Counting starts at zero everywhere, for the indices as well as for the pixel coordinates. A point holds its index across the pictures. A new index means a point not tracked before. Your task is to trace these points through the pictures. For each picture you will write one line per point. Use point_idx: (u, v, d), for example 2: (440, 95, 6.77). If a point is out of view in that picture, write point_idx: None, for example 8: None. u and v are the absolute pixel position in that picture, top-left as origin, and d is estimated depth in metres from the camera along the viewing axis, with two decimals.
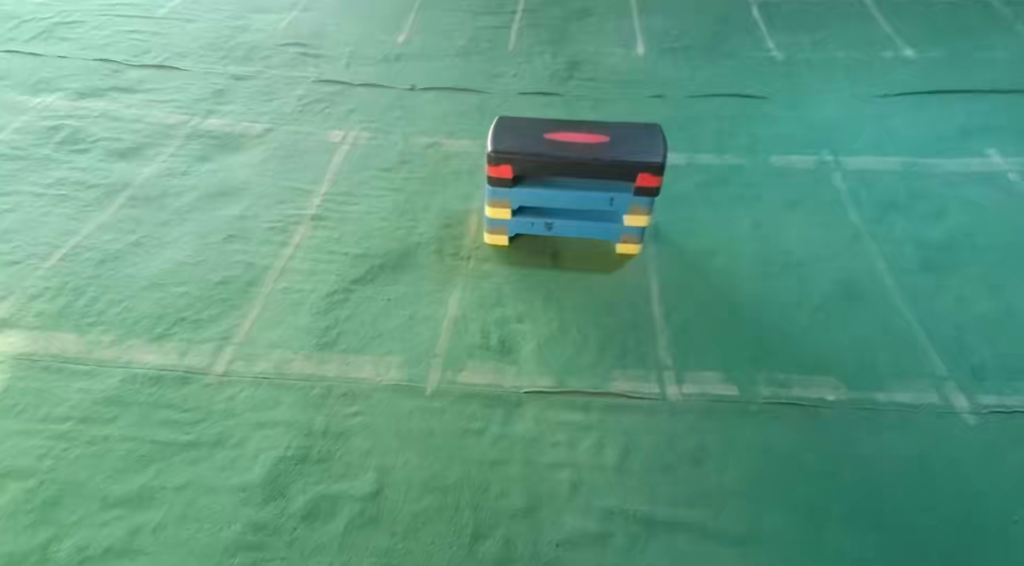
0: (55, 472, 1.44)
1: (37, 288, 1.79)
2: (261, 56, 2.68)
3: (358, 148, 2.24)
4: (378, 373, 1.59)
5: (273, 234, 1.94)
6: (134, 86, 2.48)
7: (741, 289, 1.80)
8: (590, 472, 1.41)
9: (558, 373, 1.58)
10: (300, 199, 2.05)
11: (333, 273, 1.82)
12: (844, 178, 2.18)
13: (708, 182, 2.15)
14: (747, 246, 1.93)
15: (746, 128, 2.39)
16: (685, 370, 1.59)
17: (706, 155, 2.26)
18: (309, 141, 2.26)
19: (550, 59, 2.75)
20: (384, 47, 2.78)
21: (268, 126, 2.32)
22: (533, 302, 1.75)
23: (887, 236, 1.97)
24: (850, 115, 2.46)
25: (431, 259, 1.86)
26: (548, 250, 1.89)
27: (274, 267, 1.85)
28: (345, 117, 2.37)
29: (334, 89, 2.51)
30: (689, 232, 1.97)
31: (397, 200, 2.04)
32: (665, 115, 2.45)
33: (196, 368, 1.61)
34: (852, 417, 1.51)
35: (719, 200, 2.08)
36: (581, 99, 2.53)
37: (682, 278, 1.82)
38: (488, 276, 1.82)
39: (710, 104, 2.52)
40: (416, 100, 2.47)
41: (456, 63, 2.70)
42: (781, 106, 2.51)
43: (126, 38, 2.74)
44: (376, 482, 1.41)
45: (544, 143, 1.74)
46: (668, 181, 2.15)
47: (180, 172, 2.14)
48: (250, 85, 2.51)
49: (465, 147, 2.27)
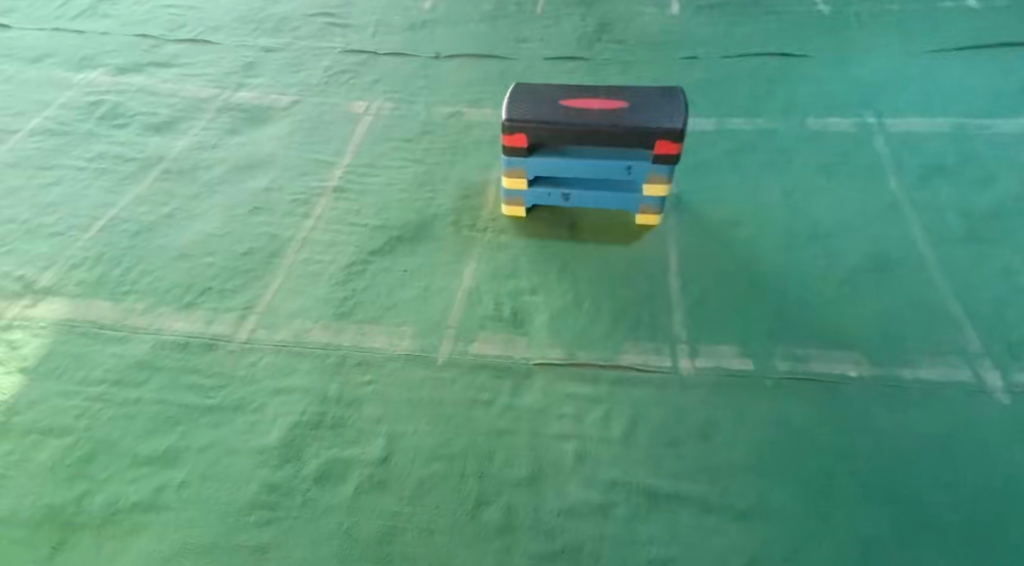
0: (91, 431, 1.44)
1: (78, 257, 1.82)
2: (291, 27, 2.74)
3: (381, 119, 2.29)
4: (391, 343, 1.61)
5: (296, 207, 1.99)
6: (170, 61, 2.55)
7: (763, 261, 1.75)
8: (596, 444, 1.40)
9: (569, 345, 1.58)
10: (323, 170, 2.11)
11: (353, 245, 1.86)
12: (885, 140, 2.07)
13: (737, 148, 2.08)
14: (774, 215, 1.87)
15: (782, 89, 2.29)
16: (699, 343, 1.57)
17: (737, 119, 2.18)
18: (334, 113, 2.32)
19: (578, 21, 2.71)
20: (411, 14, 2.82)
21: (295, 98, 2.39)
22: (548, 274, 1.76)
23: (927, 203, 1.87)
24: (898, 72, 2.32)
25: (447, 231, 1.89)
26: (566, 222, 1.89)
27: (296, 239, 1.89)
28: (370, 87, 2.44)
29: (359, 60, 2.57)
30: (713, 201, 1.92)
31: (418, 172, 2.09)
32: (696, 78, 2.38)
33: (221, 337, 1.62)
34: (873, 393, 1.45)
35: (747, 167, 2.01)
36: (608, 62, 2.49)
37: (701, 250, 1.78)
38: (503, 248, 1.84)
39: (744, 65, 2.42)
40: (440, 68, 2.51)
41: (481, 28, 2.71)
42: (823, 64, 2.39)
43: (164, 13, 2.81)
44: (385, 448, 1.41)
45: (559, 110, 1.69)
46: (695, 147, 2.09)
47: (210, 145, 2.19)
48: (279, 57, 2.58)
49: (487, 116, 2.29)
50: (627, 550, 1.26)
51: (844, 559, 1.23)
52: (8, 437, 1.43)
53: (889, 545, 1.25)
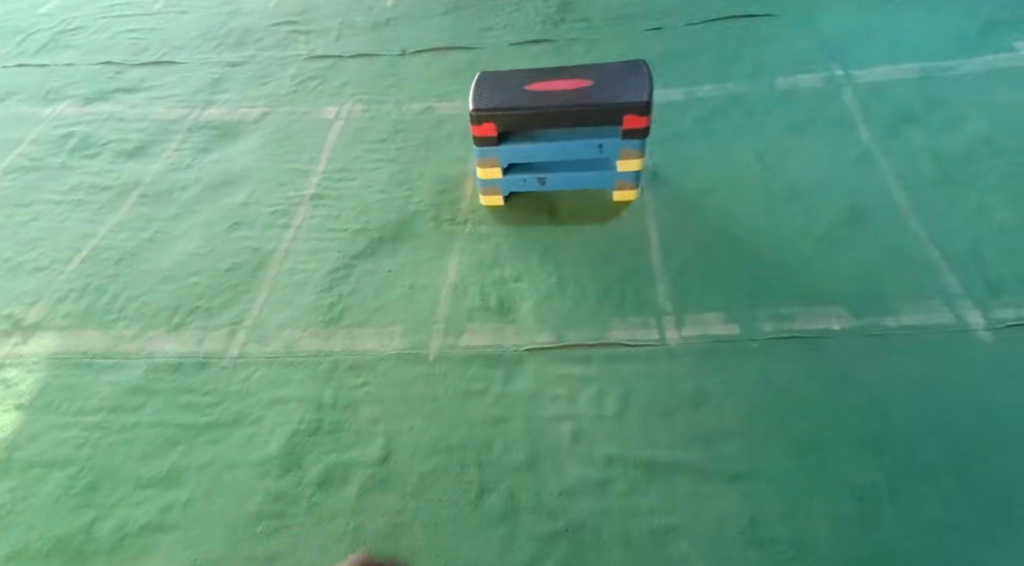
0: (92, 460, 1.45)
1: (63, 290, 1.82)
2: (254, 39, 2.74)
3: (352, 122, 2.30)
4: (382, 344, 1.63)
5: (276, 218, 1.99)
6: (137, 85, 2.55)
7: (742, 226, 1.76)
8: (590, 423, 1.41)
9: (557, 328, 1.60)
10: (299, 179, 2.12)
11: (335, 251, 1.87)
12: (854, 91, 2.07)
13: (708, 115, 2.08)
14: (749, 179, 1.88)
15: (748, 52, 2.30)
16: (684, 313, 1.58)
17: (705, 87, 2.19)
18: (304, 121, 2.33)
19: (540, 4, 2.70)
20: (373, 13, 2.81)
21: (265, 110, 2.40)
22: (531, 260, 1.78)
23: (899, 151, 1.87)
24: (862, 23, 2.32)
25: (428, 227, 1.91)
26: (545, 206, 1.90)
27: (278, 250, 1.89)
28: (338, 91, 2.44)
29: (326, 64, 2.57)
30: (688, 171, 1.93)
31: (394, 171, 2.10)
32: (662, 50, 2.38)
33: (212, 354, 1.63)
34: (857, 345, 1.46)
35: (719, 134, 2.02)
36: (574, 42, 2.49)
37: (679, 221, 1.80)
38: (484, 239, 1.85)
39: (709, 31, 2.42)
40: (407, 65, 2.51)
41: (445, 21, 2.70)
42: (787, 23, 2.39)
43: (125, 38, 2.80)
44: (384, 447, 1.42)
45: (525, 96, 1.68)
46: (665, 119, 2.09)
47: (185, 166, 2.20)
48: (245, 71, 2.58)
49: (457, 108, 2.30)
50: (629, 523, 1.27)
51: (841, 510, 1.25)
52: (11, 474, 1.44)
53: (883, 492, 1.26)
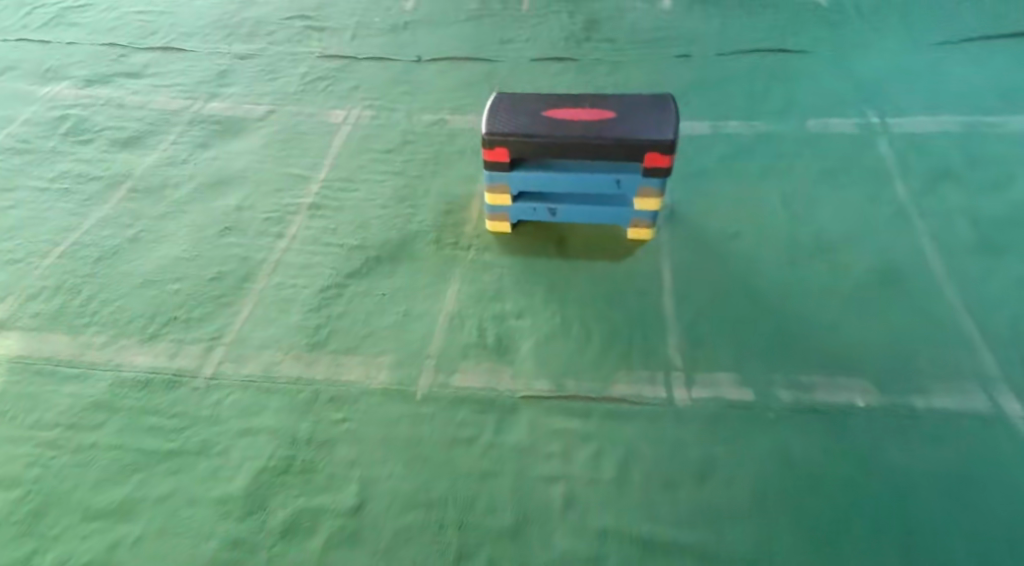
0: (41, 482, 1.34)
1: (35, 287, 1.71)
2: (266, 31, 2.63)
3: (359, 129, 2.19)
4: (367, 376, 1.51)
5: (270, 225, 1.88)
6: (140, 71, 2.44)
7: (762, 278, 1.64)
8: (585, 487, 1.29)
9: (556, 375, 1.48)
10: (299, 186, 2.01)
11: (328, 267, 1.76)
12: (890, 141, 1.95)
13: (733, 154, 1.96)
14: (773, 226, 1.76)
15: (781, 89, 2.18)
16: (696, 371, 1.46)
17: (734, 122, 2.07)
18: (310, 123, 2.22)
19: (566, 20, 2.60)
20: (392, 14, 2.71)
21: (270, 108, 2.29)
22: (534, 295, 1.66)
23: (934, 209, 1.75)
24: (901, 68, 2.20)
25: (429, 250, 1.80)
26: (554, 236, 1.79)
27: (268, 261, 1.78)
28: (347, 94, 2.34)
29: (338, 65, 2.46)
30: (708, 212, 1.81)
31: (398, 185, 1.99)
32: (689, 79, 2.26)
33: (185, 372, 1.52)
34: (883, 426, 1.34)
35: (744, 175, 1.90)
36: (598, 63, 2.38)
37: (696, 268, 1.68)
38: (487, 268, 1.74)
39: (741, 63, 2.30)
40: (422, 74, 2.41)
41: (466, 29, 2.60)
42: (822, 61, 2.27)
43: (134, 20, 2.69)
44: (358, 495, 1.31)
45: (542, 122, 1.56)
46: (689, 155, 1.97)
47: (180, 161, 2.09)
48: (253, 64, 2.48)
49: (470, 123, 2.19)
50: None
51: None
52: None
53: None
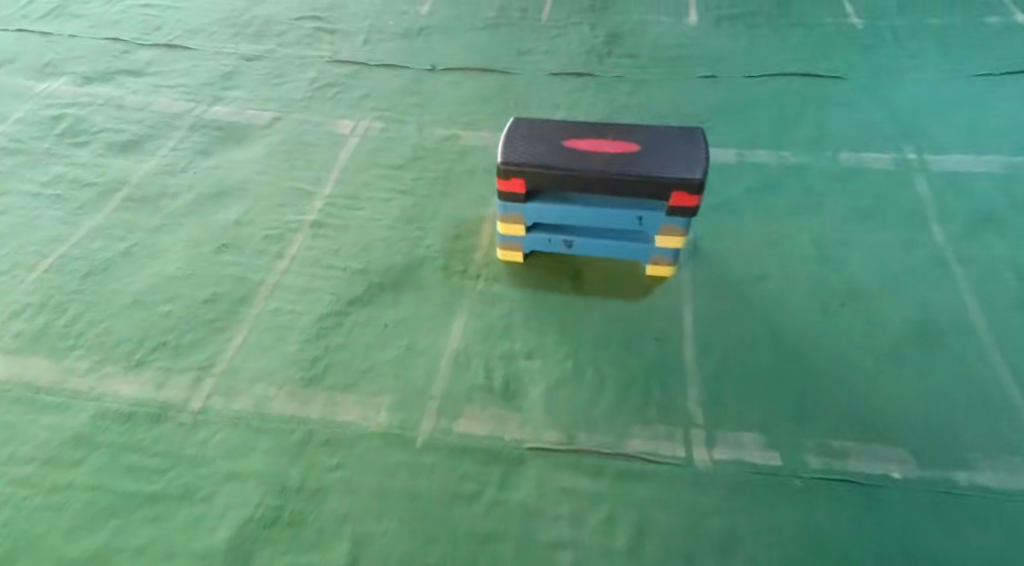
0: (11, 526, 1.25)
1: (19, 303, 1.62)
2: (275, 31, 2.54)
3: (367, 142, 2.10)
4: (365, 417, 1.41)
5: (269, 244, 1.79)
6: (142, 69, 2.34)
7: (790, 327, 1.54)
8: (595, 557, 1.20)
9: (567, 426, 1.39)
10: (301, 201, 1.91)
11: (329, 293, 1.67)
12: (928, 180, 1.84)
13: (761, 186, 1.86)
14: (803, 270, 1.66)
15: (812, 117, 2.07)
16: (717, 429, 1.37)
17: (761, 151, 1.96)
18: (317, 133, 2.13)
19: (587, 33, 2.50)
20: (406, 19, 2.61)
21: (275, 115, 2.19)
22: (546, 334, 1.57)
23: (977, 258, 1.65)
24: (940, 99, 2.09)
25: (436, 277, 1.70)
26: (569, 269, 1.69)
27: (265, 283, 1.69)
28: (357, 103, 2.24)
29: (349, 71, 2.37)
30: (733, 251, 1.71)
31: (406, 205, 1.89)
32: (714, 102, 2.16)
33: (171, 405, 1.43)
34: (921, 501, 1.25)
35: (772, 211, 1.80)
36: (618, 80, 2.28)
37: (721, 313, 1.58)
38: (497, 301, 1.64)
39: (770, 86, 2.19)
40: (435, 84, 2.31)
41: (482, 38, 2.50)
42: (856, 88, 2.16)
43: (139, 14, 2.59)
44: (350, 554, 1.22)
45: (563, 152, 1.47)
46: (714, 185, 1.87)
47: (179, 169, 1.99)
48: (260, 67, 2.38)
49: (484, 141, 2.10)
50: None
51: None
52: None
53: None
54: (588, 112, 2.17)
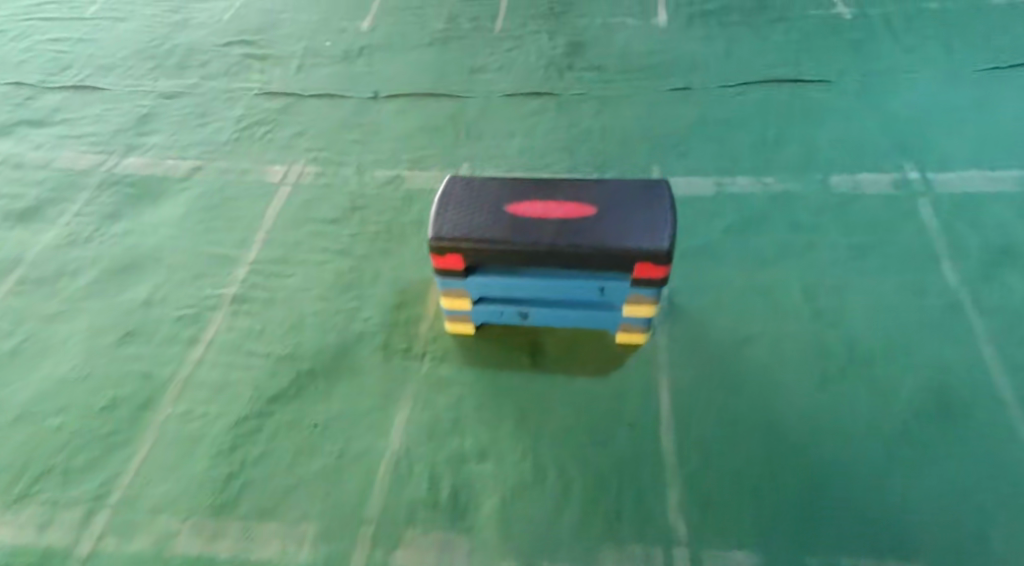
0: None
1: None
2: (198, 61, 2.27)
3: (300, 192, 1.85)
4: (286, 552, 1.20)
5: (182, 327, 1.56)
6: (47, 117, 2.09)
7: (783, 403, 1.32)
8: None
9: (527, 551, 1.17)
10: (222, 271, 1.68)
11: (249, 388, 1.43)
12: (935, 205, 1.60)
13: (744, 223, 1.62)
14: (797, 326, 1.42)
15: (798, 132, 1.82)
16: (703, 548, 1.16)
17: (742, 179, 1.73)
18: (243, 184, 1.88)
19: (545, 42, 2.24)
20: (345, 37, 2.35)
21: (196, 164, 1.94)
22: (501, 426, 1.34)
23: (996, 304, 1.42)
24: (942, 104, 1.85)
25: (374, 359, 1.47)
26: (526, 341, 1.46)
27: (176, 379, 1.46)
28: (289, 143, 1.99)
29: (281, 105, 2.11)
30: (714, 305, 1.48)
31: (341, 269, 1.65)
32: (688, 120, 1.91)
33: (55, 551, 1.22)
34: None
35: (757, 253, 1.56)
36: (580, 99, 2.02)
37: (702, 389, 1.35)
38: (445, 386, 1.41)
39: (749, 97, 1.94)
40: (375, 115, 2.06)
41: (429, 56, 2.24)
42: (846, 94, 1.91)
43: (47, 51, 2.33)
44: None
45: (506, 221, 1.23)
46: (689, 225, 1.63)
47: (83, 239, 1.76)
48: (181, 105, 2.12)
49: (430, 182, 1.85)
50: None
51: None
52: None
53: None
54: (547, 139, 1.92)
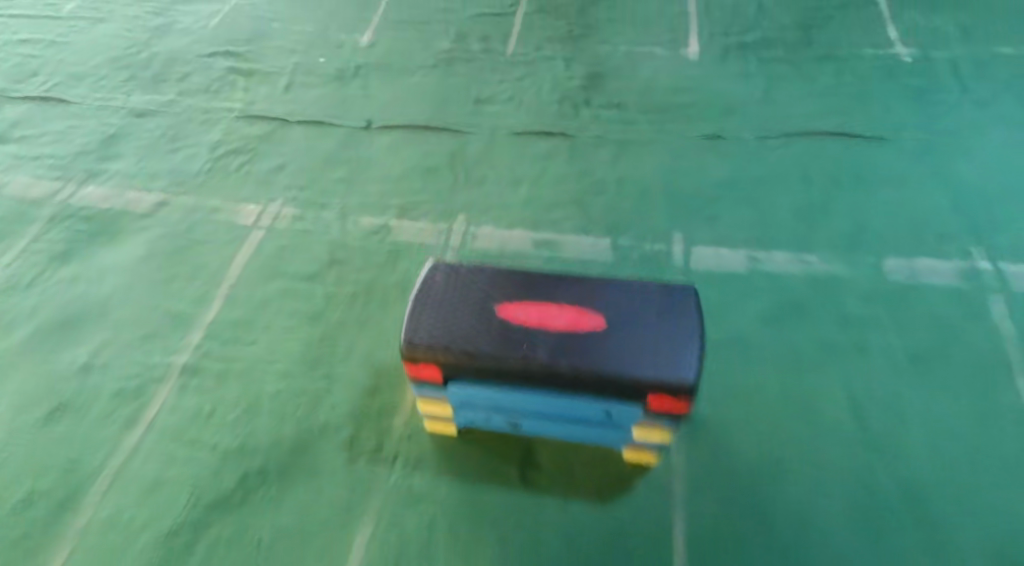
0: None
1: None
2: (178, 74, 2.05)
3: (274, 238, 1.63)
4: None
5: (121, 403, 1.35)
6: (5, 134, 1.88)
7: (826, 557, 1.10)
8: None
9: None
10: (175, 332, 1.46)
11: (188, 489, 1.23)
12: (1011, 303, 1.37)
13: (780, 313, 1.40)
14: (842, 454, 1.20)
15: (847, 200, 1.58)
16: None
17: (779, 255, 1.49)
18: (210, 224, 1.66)
19: (562, 71, 2.00)
20: (341, 53, 2.12)
21: (162, 197, 1.73)
22: (479, 559, 1.13)
23: None
24: (1017, 173, 1.60)
25: (336, 459, 1.25)
26: (517, 447, 1.24)
27: (106, 472, 1.26)
28: (267, 178, 1.77)
29: (263, 131, 1.89)
30: (743, 419, 1.25)
31: (310, 339, 1.43)
32: (719, 175, 1.67)
33: None
34: None
35: (796, 353, 1.34)
36: (597, 143, 1.79)
37: (727, 529, 1.14)
38: (416, 501, 1.20)
39: (793, 152, 1.70)
40: (366, 148, 1.83)
41: (431, 81, 2.01)
42: (905, 154, 1.67)
43: (15, 54, 2.12)
44: None
45: (496, 331, 1.02)
46: (717, 312, 1.40)
47: (25, 284, 1.55)
48: (153, 125, 1.91)
49: (421, 234, 1.63)
50: None
51: None
52: None
53: None
54: (556, 190, 1.68)
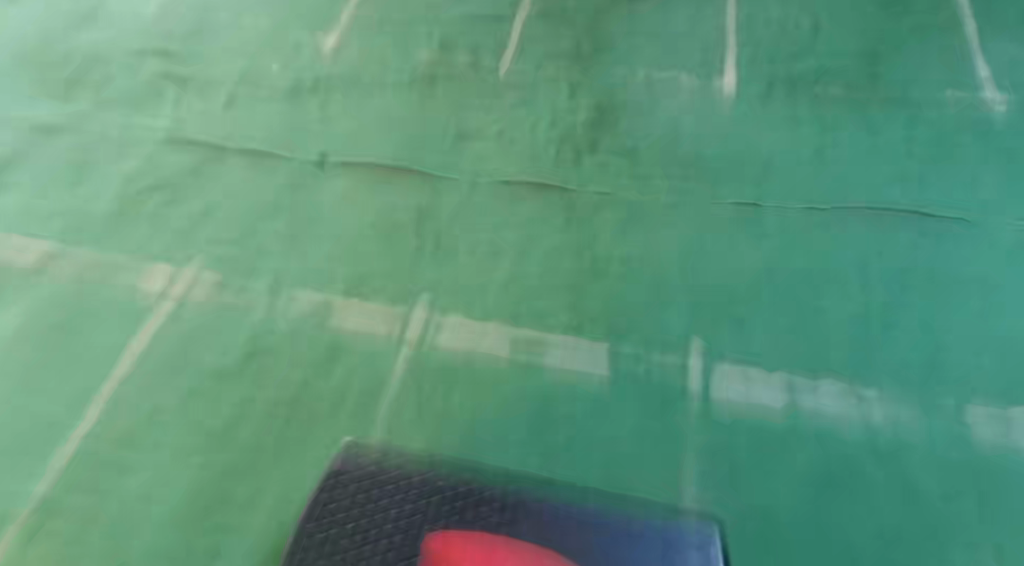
0: None
1: None
2: (97, 78, 1.69)
3: (184, 316, 1.28)
4: None
5: None
6: None
7: None
8: None
9: None
10: (38, 449, 1.12)
11: None
12: None
13: (829, 479, 1.04)
14: None
15: (919, 312, 1.23)
16: None
17: (827, 389, 1.14)
18: (109, 291, 1.32)
19: (566, 100, 1.62)
20: (299, 59, 1.75)
21: (53, 248, 1.38)
22: None
23: None
24: None
25: None
26: None
27: None
28: (188, 227, 1.42)
29: (191, 161, 1.53)
30: None
31: (209, 470, 1.09)
32: (754, 261, 1.31)
33: None
34: None
35: (849, 543, 0.98)
36: (602, 204, 1.42)
37: None
38: None
39: (850, 236, 1.34)
40: (315, 193, 1.47)
41: (404, 103, 1.64)
42: (995, 251, 1.31)
43: None
44: None
45: None
46: (743, 473, 1.05)
47: None
48: (57, 148, 1.55)
49: (370, 319, 1.28)
50: None
51: None
52: None
53: None
54: (545, 267, 1.33)
